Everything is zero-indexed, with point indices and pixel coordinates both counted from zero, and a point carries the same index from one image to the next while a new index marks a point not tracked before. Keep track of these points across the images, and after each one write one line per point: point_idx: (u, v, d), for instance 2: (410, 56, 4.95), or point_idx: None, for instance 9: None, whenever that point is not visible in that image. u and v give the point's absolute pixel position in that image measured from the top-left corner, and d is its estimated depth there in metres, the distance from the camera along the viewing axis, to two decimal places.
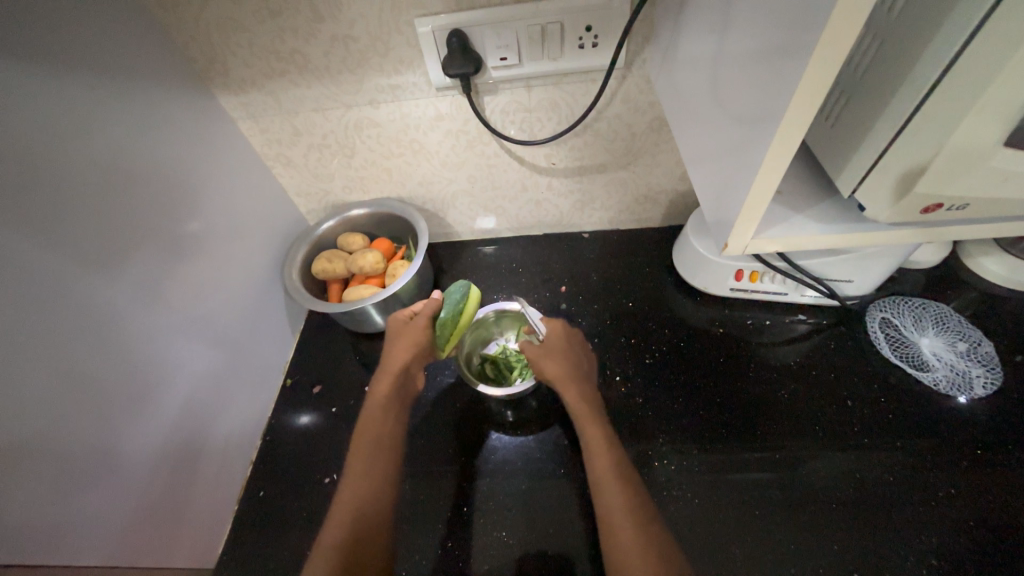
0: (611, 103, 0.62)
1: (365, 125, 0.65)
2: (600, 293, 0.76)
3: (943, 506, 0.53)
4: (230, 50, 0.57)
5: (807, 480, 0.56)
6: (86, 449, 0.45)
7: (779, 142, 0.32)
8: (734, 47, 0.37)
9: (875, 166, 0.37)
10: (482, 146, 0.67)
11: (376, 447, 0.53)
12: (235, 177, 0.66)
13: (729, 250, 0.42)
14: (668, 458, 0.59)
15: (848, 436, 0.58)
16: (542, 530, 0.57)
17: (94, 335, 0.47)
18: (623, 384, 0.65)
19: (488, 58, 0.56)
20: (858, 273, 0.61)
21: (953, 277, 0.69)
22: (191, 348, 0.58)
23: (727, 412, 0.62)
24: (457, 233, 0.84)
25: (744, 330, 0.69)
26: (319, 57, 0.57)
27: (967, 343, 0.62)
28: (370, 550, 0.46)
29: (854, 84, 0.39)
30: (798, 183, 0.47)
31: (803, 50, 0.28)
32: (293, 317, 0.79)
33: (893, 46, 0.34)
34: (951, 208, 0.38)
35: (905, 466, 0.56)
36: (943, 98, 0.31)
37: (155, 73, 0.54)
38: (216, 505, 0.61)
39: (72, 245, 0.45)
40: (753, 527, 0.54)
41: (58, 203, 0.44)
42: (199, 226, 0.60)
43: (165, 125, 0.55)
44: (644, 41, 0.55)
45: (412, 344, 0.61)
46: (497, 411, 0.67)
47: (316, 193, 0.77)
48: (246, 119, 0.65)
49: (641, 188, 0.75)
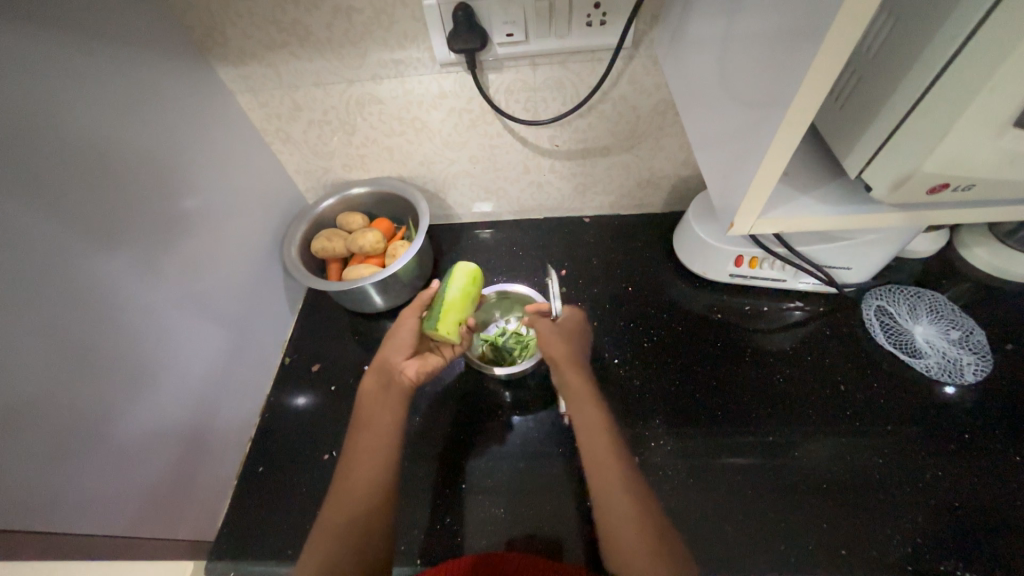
0: (617, 84, 0.61)
1: (367, 102, 0.64)
2: (600, 277, 0.76)
3: (931, 487, 0.54)
4: (230, 19, 0.56)
5: (798, 462, 0.57)
6: (85, 420, 0.45)
7: (788, 122, 0.32)
8: (746, 24, 0.37)
9: (883, 148, 0.38)
10: (485, 125, 0.67)
11: (366, 438, 0.54)
12: (234, 153, 0.65)
13: (735, 230, 0.42)
14: (664, 439, 0.60)
15: (841, 419, 0.60)
16: (539, 507, 0.58)
17: (91, 307, 0.46)
18: (622, 366, 0.66)
19: (493, 34, 0.55)
20: (858, 260, 0.61)
21: (948, 267, 0.70)
22: (188, 323, 0.58)
23: (724, 395, 0.63)
24: (457, 214, 0.84)
25: (742, 316, 0.70)
26: (321, 29, 0.56)
27: (959, 332, 0.63)
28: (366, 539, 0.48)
29: (865, 65, 0.38)
30: (804, 166, 0.47)
31: (818, 27, 0.28)
32: (292, 296, 0.78)
33: (904, 27, 0.34)
34: (956, 189, 0.38)
35: (894, 449, 0.57)
36: (955, 78, 0.31)
37: (153, 43, 0.53)
38: (216, 480, 0.61)
39: (71, 214, 0.44)
40: (746, 507, 0.55)
41: (56, 172, 0.43)
42: (197, 202, 0.59)
43: (163, 96, 0.54)
44: (652, 21, 0.54)
45: (403, 334, 0.61)
46: (496, 391, 0.67)
47: (316, 171, 0.76)
48: (245, 93, 0.64)
49: (644, 172, 0.74)
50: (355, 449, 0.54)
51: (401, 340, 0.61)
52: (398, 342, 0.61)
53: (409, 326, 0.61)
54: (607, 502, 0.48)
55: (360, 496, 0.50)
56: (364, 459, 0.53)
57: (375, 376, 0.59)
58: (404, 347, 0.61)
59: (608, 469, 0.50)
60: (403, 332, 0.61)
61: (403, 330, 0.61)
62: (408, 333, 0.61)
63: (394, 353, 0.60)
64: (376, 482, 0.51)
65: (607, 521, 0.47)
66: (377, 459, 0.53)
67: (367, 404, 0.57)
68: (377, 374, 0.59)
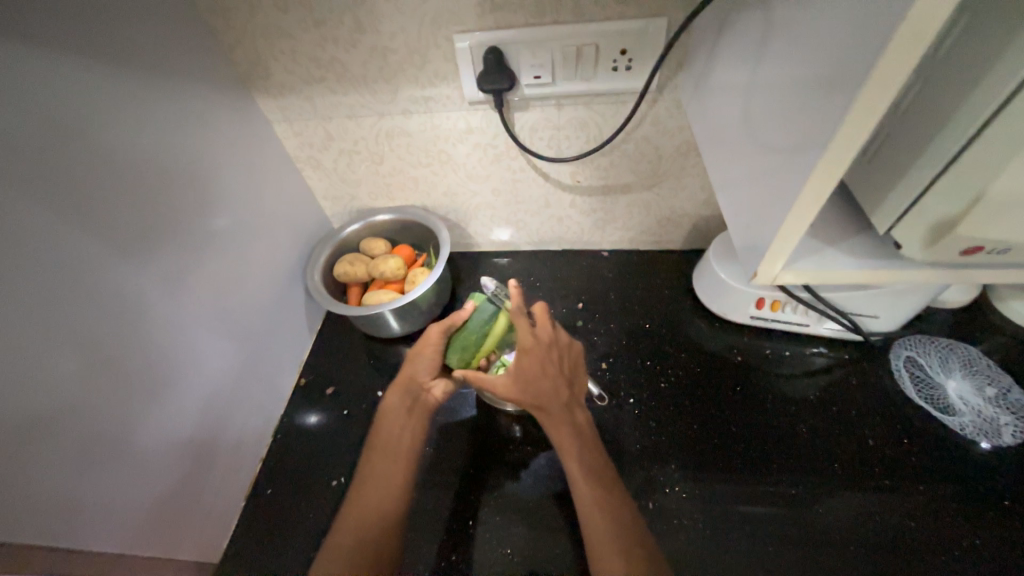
0: (640, 125, 0.62)
1: (395, 135, 0.67)
2: (617, 312, 0.76)
3: (968, 556, 0.51)
4: (274, 57, 0.59)
5: (821, 519, 0.54)
6: (104, 434, 0.46)
7: (817, 177, 0.32)
8: (772, 76, 0.37)
9: (913, 206, 0.37)
10: (509, 160, 0.68)
11: (382, 458, 0.53)
12: (267, 178, 0.68)
13: (759, 279, 0.42)
14: (680, 486, 0.58)
15: (870, 476, 0.57)
16: (547, 550, 0.56)
17: (120, 321, 0.47)
18: (637, 407, 0.65)
19: (522, 75, 0.57)
20: (885, 309, 0.60)
21: (982, 320, 0.67)
22: (211, 340, 0.59)
23: (742, 443, 0.60)
24: (476, 243, 0.85)
25: (763, 360, 0.68)
26: (358, 67, 0.59)
27: (996, 388, 0.60)
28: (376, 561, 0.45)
29: (894, 122, 0.38)
30: (829, 216, 0.47)
31: (846, 88, 0.28)
32: (311, 316, 0.80)
33: (937, 88, 0.34)
34: (992, 251, 0.37)
35: (926, 511, 0.54)
36: (990, 143, 0.31)
37: (202, 76, 0.56)
38: (225, 500, 0.61)
39: (109, 232, 0.46)
40: (765, 564, 0.52)
41: (101, 193, 0.45)
42: (228, 222, 0.62)
43: (206, 125, 0.57)
44: (676, 68, 0.56)
45: (428, 357, 0.58)
46: (506, 425, 0.66)
47: (343, 197, 0.79)
48: (282, 122, 0.67)
49: (664, 210, 0.75)
50: (373, 467, 0.53)
51: (428, 364, 0.58)
52: (426, 363, 0.59)
53: (433, 348, 0.58)
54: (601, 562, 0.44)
55: (379, 511, 0.49)
56: (381, 481, 0.51)
57: (401, 394, 0.58)
58: (432, 368, 0.59)
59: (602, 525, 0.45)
60: (429, 356, 0.58)
61: (429, 355, 0.58)
62: (435, 356, 0.58)
63: (421, 371, 0.59)
64: (388, 504, 0.50)
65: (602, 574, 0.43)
66: (389, 481, 0.51)
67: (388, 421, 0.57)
68: (402, 392, 0.58)
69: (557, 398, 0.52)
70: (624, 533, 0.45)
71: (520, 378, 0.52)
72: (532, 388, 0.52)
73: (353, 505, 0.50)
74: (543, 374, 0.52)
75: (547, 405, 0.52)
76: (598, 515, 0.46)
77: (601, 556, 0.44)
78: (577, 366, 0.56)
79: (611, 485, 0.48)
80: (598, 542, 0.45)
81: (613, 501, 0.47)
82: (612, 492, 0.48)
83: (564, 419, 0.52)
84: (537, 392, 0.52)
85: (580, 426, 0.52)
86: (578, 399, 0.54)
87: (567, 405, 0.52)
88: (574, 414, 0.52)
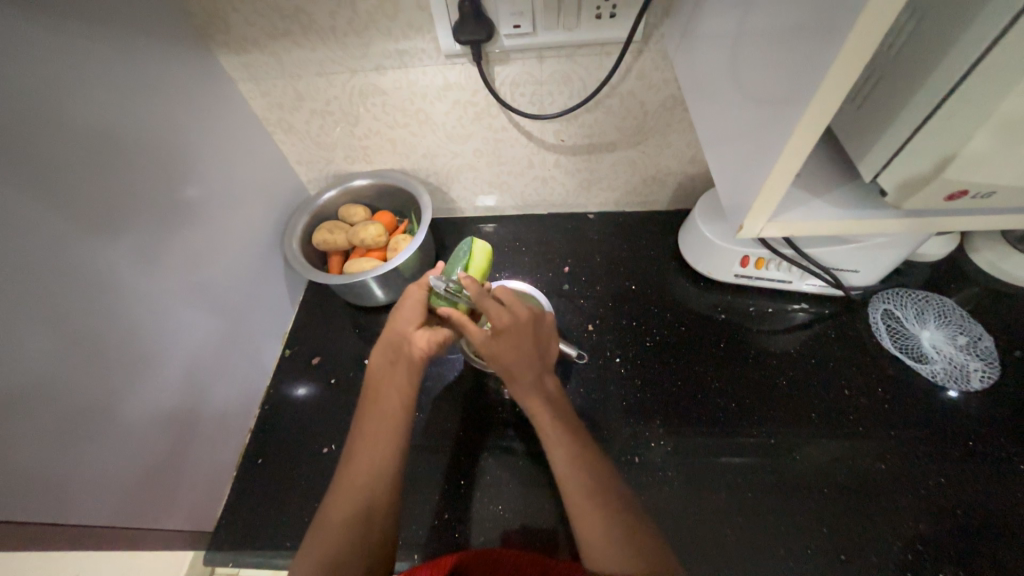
0: (625, 80, 0.60)
1: (369, 93, 0.63)
2: (603, 275, 0.75)
3: (934, 493, 0.54)
4: (232, 6, 0.54)
5: (799, 464, 0.57)
6: (88, 411, 0.45)
7: (804, 125, 0.31)
8: (761, 19, 0.35)
9: (900, 151, 0.37)
10: (490, 118, 0.66)
11: (369, 420, 0.53)
12: (236, 142, 0.64)
13: (744, 233, 0.41)
14: (665, 440, 0.60)
15: (845, 423, 0.59)
16: (538, 505, 0.58)
17: (95, 297, 0.46)
18: (623, 366, 0.66)
19: (500, 25, 0.53)
20: (865, 264, 0.60)
21: (956, 272, 0.69)
22: (189, 313, 0.58)
23: (725, 397, 0.62)
24: (459, 208, 0.83)
25: (745, 316, 0.69)
26: (324, 17, 0.55)
27: (967, 337, 0.63)
28: (376, 520, 0.47)
29: (883, 66, 0.37)
30: (814, 168, 0.46)
31: (839, 28, 0.27)
32: (292, 286, 0.78)
33: (929, 28, 0.33)
34: (976, 195, 0.37)
35: (898, 454, 0.57)
36: (978, 84, 0.30)
37: (153, 30, 0.52)
38: (214, 471, 0.61)
39: (72, 203, 0.43)
40: (744, 508, 0.55)
41: (53, 162, 0.42)
42: (197, 190, 0.58)
43: (163, 84, 0.53)
44: (663, 14, 0.53)
45: (411, 306, 0.57)
46: (495, 388, 0.67)
47: (318, 161, 0.75)
48: (247, 81, 0.63)
49: (650, 168, 0.73)
50: (361, 429, 0.52)
51: (410, 314, 0.57)
52: (406, 319, 0.56)
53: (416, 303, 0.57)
54: (580, 516, 0.45)
55: (370, 473, 0.49)
56: (369, 442, 0.51)
57: (383, 351, 0.56)
58: (414, 324, 0.56)
59: (578, 480, 0.47)
60: (411, 307, 0.57)
61: (411, 304, 0.57)
62: (415, 312, 0.57)
63: (404, 326, 0.56)
64: (377, 468, 0.49)
65: (584, 527, 0.44)
66: (377, 442, 0.51)
67: (373, 382, 0.55)
68: (384, 350, 0.56)
69: (532, 367, 0.52)
70: (600, 490, 0.46)
71: (496, 350, 0.51)
72: (506, 360, 0.51)
73: (347, 468, 0.50)
74: (518, 350, 0.51)
75: (521, 375, 0.51)
76: (575, 473, 0.47)
77: (580, 514, 0.45)
78: (551, 337, 0.56)
79: (585, 444, 0.50)
80: (576, 501, 0.46)
81: (588, 459, 0.48)
82: (588, 450, 0.49)
83: (537, 387, 0.52)
84: (511, 364, 0.51)
85: (553, 392, 0.53)
86: (550, 367, 0.54)
87: (541, 374, 0.52)
88: (546, 382, 0.53)
